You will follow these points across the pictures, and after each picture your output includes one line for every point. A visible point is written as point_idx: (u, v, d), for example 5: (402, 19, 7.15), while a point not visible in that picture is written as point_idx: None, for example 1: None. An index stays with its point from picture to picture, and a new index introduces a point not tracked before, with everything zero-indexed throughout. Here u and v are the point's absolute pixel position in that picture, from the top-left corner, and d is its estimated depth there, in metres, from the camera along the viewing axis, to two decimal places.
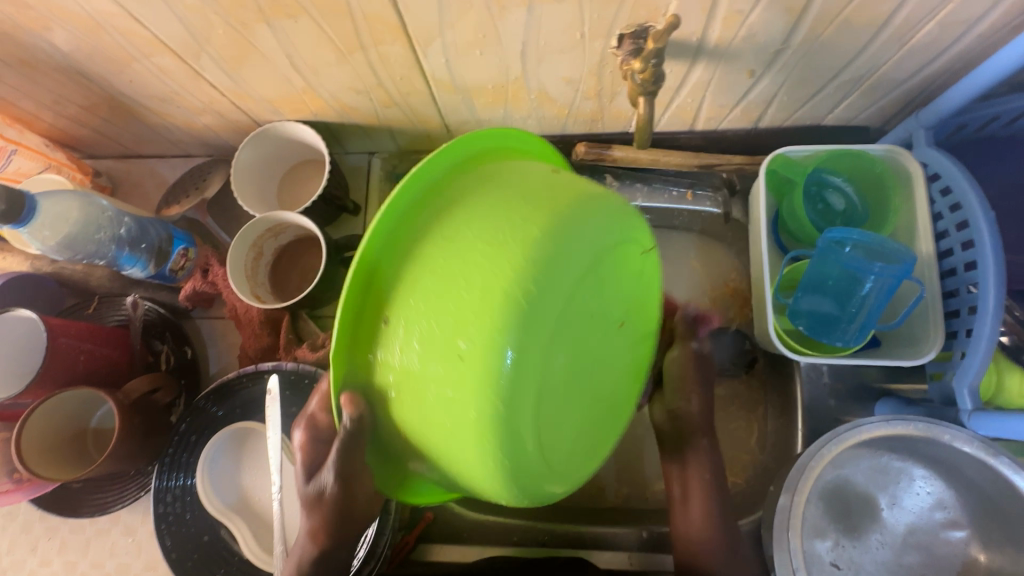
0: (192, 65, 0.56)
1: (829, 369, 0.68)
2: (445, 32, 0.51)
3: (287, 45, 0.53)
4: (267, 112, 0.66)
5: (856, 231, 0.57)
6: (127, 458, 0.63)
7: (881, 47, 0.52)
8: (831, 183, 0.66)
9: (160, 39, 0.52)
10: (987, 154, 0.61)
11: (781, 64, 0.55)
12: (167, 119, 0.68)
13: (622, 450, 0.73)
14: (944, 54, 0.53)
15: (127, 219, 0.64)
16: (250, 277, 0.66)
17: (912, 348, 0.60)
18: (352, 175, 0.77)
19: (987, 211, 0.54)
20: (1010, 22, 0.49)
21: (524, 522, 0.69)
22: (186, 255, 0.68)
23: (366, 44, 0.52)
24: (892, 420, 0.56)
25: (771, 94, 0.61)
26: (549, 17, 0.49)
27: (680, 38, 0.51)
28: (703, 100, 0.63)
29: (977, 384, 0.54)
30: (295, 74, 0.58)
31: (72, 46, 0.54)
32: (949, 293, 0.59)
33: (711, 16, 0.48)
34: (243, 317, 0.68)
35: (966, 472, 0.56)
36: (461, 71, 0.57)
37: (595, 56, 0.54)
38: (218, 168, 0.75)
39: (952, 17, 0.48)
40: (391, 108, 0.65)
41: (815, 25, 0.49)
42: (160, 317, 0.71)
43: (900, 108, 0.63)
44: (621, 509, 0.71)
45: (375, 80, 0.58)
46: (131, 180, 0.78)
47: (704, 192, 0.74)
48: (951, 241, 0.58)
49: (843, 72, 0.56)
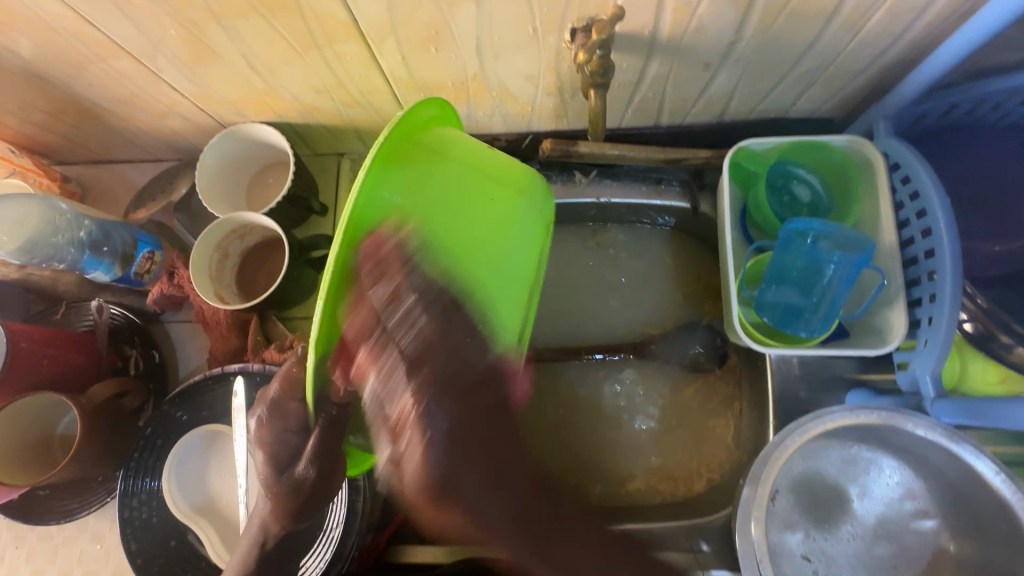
0: (150, 66, 0.56)
1: (799, 361, 0.67)
2: (398, 29, 0.51)
3: (241, 44, 0.53)
4: (231, 114, 0.66)
5: (817, 222, 0.58)
6: (92, 462, 0.62)
7: (833, 37, 0.53)
8: (796, 174, 0.65)
9: (114, 40, 0.52)
10: (947, 142, 0.61)
11: (736, 56, 0.56)
12: (132, 123, 0.68)
13: (597, 447, 0.73)
14: (896, 43, 0.53)
15: (88, 222, 0.64)
16: (215, 279, 0.66)
17: (878, 337, 0.60)
18: (321, 176, 0.77)
19: (944, 200, 0.54)
20: (957, 10, 0.49)
21: None
22: (152, 258, 0.68)
23: (320, 43, 0.53)
24: (855, 409, 0.56)
25: (730, 86, 0.61)
26: (499, 13, 0.49)
27: (631, 31, 0.51)
28: (664, 94, 0.63)
29: (939, 370, 0.55)
30: (254, 74, 0.58)
31: (30, 50, 0.54)
32: (912, 281, 0.59)
33: (660, 8, 0.48)
34: (209, 319, 0.68)
35: (933, 461, 0.55)
36: (419, 69, 0.57)
37: (550, 51, 0.54)
38: (187, 172, 0.75)
39: (899, 6, 0.49)
40: (354, 108, 0.65)
41: (764, 15, 0.50)
42: (128, 322, 0.71)
43: (861, 99, 0.64)
44: (595, 506, 0.71)
45: (334, 79, 0.59)
46: (101, 185, 0.78)
47: (672, 187, 0.74)
48: (912, 229, 0.58)
49: (798, 63, 0.57)
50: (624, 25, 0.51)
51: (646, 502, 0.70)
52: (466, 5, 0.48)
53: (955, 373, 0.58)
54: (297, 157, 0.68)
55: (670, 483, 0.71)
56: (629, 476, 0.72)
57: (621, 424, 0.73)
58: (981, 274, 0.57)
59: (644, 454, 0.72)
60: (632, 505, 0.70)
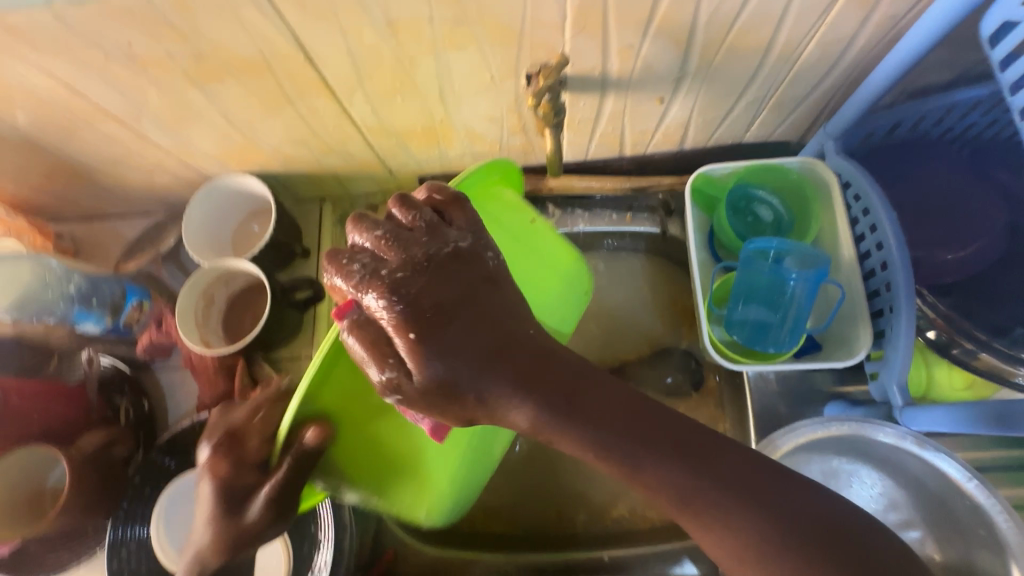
0: (136, 128, 0.60)
1: (776, 377, 0.67)
2: (365, 83, 0.54)
3: (220, 105, 0.57)
4: (215, 167, 0.70)
5: (775, 239, 0.61)
6: (80, 513, 0.62)
7: (773, 69, 0.56)
8: (757, 197, 0.68)
9: (101, 107, 0.56)
10: (896, 156, 0.63)
11: (685, 90, 0.59)
12: (122, 180, 0.72)
13: (580, 476, 0.73)
14: (833, 69, 0.57)
15: (78, 277, 0.67)
16: (201, 325, 0.68)
17: (847, 349, 0.62)
18: (305, 220, 0.80)
19: (890, 215, 0.57)
20: (882, 40, 0.53)
21: (490, 555, 0.69)
22: (140, 308, 0.70)
23: (294, 99, 0.56)
24: (826, 420, 0.57)
25: (686, 116, 0.65)
26: (456, 64, 0.52)
27: (582, 73, 0.55)
28: (624, 127, 0.66)
29: (906, 380, 0.56)
30: (234, 130, 0.61)
31: (21, 120, 0.58)
32: (873, 292, 0.61)
33: (606, 52, 0.52)
34: (196, 365, 0.69)
35: (909, 469, 0.56)
36: (388, 117, 0.61)
37: (510, 95, 0.58)
38: (175, 224, 0.78)
39: (828, 38, 0.52)
40: (331, 155, 0.68)
41: (704, 53, 0.53)
42: (118, 371, 0.73)
43: (810, 123, 0.67)
44: (579, 536, 0.71)
45: (310, 131, 0.62)
46: (94, 240, 0.81)
47: (643, 213, 0.76)
48: (868, 242, 0.61)
49: (745, 92, 0.60)
50: (575, 67, 0.54)
51: (632, 529, 0.70)
52: (425, 58, 0.51)
53: (923, 382, 0.59)
54: (278, 202, 0.71)
55: (657, 508, 0.71)
56: (613, 503, 0.72)
57: None
58: (938, 282, 0.59)
59: (628, 482, 0.72)
60: (618, 532, 0.70)
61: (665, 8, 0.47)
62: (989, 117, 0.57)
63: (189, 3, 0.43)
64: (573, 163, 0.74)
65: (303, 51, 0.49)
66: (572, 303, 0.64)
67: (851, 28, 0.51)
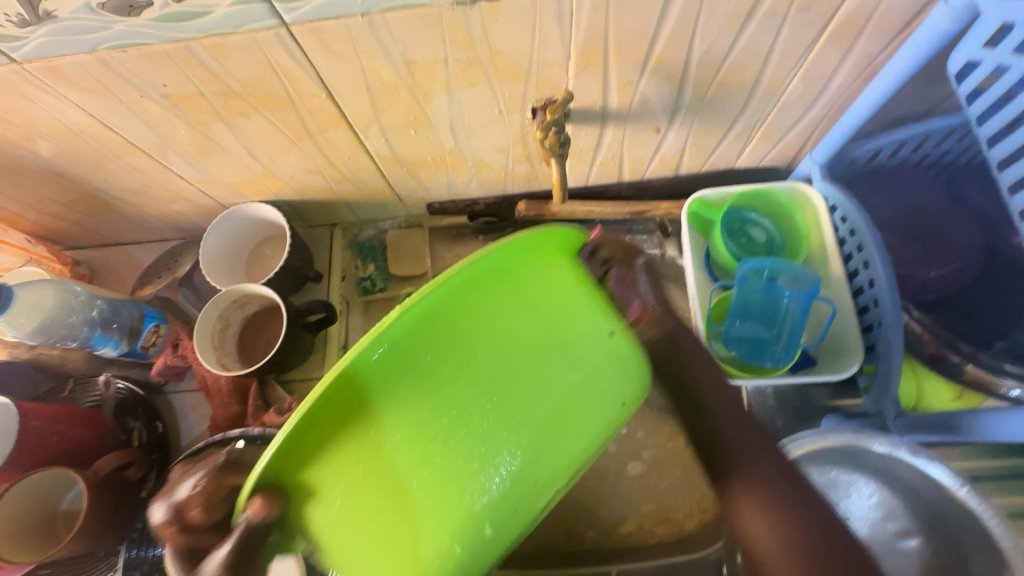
0: (161, 160, 0.63)
1: (773, 391, 0.70)
2: (381, 117, 0.58)
3: (244, 138, 0.60)
4: (232, 195, 0.73)
5: (769, 260, 0.65)
6: (95, 535, 0.63)
7: (760, 101, 0.60)
8: (750, 219, 0.71)
9: (130, 140, 0.59)
10: (878, 181, 0.67)
11: (679, 121, 0.63)
12: (141, 208, 0.74)
13: (588, 494, 0.74)
14: (817, 101, 0.61)
15: (100, 301, 0.69)
16: (217, 347, 0.70)
17: (840, 362, 0.65)
18: (316, 246, 0.83)
19: (875, 236, 0.61)
20: (860, 75, 0.57)
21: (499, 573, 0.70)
22: (157, 332, 0.72)
23: (313, 132, 0.60)
24: (822, 431, 0.59)
25: (681, 145, 0.69)
26: (467, 100, 0.56)
27: (584, 106, 0.59)
28: (623, 155, 0.70)
29: (896, 390, 0.59)
30: (254, 161, 0.65)
31: (51, 153, 0.61)
32: (862, 308, 0.64)
33: (606, 87, 0.56)
34: (211, 387, 0.71)
35: (904, 478, 0.58)
36: (401, 148, 0.64)
37: (516, 127, 0.62)
38: (191, 250, 0.81)
39: (810, 74, 0.56)
40: (344, 183, 0.72)
41: (697, 87, 0.57)
42: (132, 394, 0.73)
43: (797, 150, 0.71)
44: (587, 553, 0.71)
45: (326, 161, 0.66)
46: (110, 267, 0.83)
47: (641, 236, 0.80)
48: (856, 261, 0.64)
49: (735, 122, 0.64)
50: (577, 102, 0.58)
51: (642, 545, 0.71)
52: (438, 95, 0.55)
53: (914, 393, 0.62)
54: (292, 228, 0.74)
55: (664, 525, 0.72)
56: (621, 520, 0.73)
57: (611, 467, 0.76)
58: (923, 299, 0.63)
59: (635, 499, 0.74)
60: (627, 549, 0.71)
61: (661, 48, 0.51)
62: (963, 143, 0.62)
63: (223, 48, 0.46)
64: (574, 189, 0.78)
65: (326, 89, 0.53)
66: (623, 378, 0.42)
67: (831, 65, 0.55)
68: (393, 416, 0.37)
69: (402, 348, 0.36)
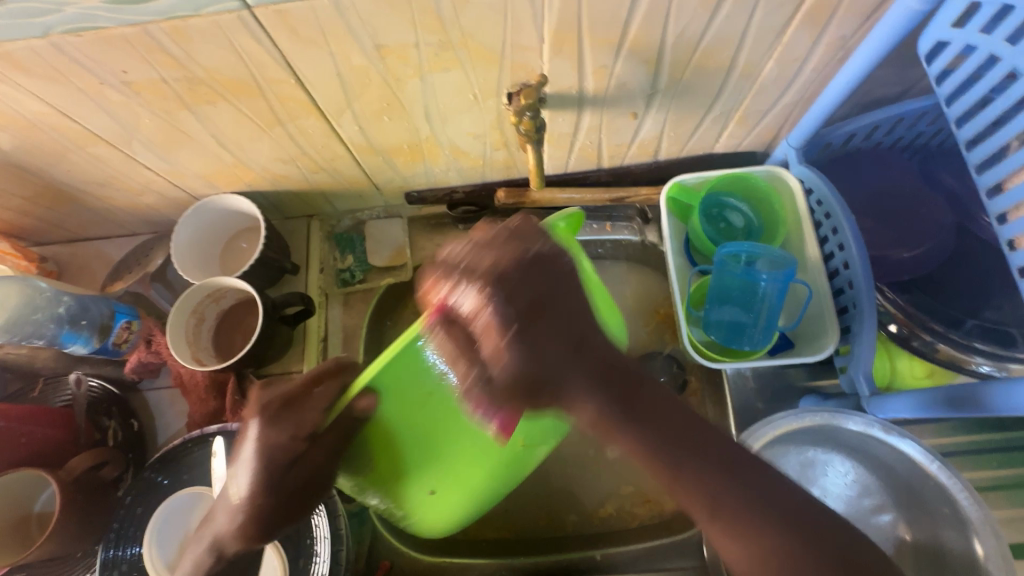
0: (126, 151, 0.61)
1: (753, 374, 0.71)
2: (353, 103, 0.57)
3: (211, 127, 0.58)
4: (203, 187, 0.71)
5: (746, 244, 0.65)
6: (69, 536, 0.62)
7: (736, 85, 0.60)
8: (728, 204, 0.72)
9: (93, 131, 0.57)
10: (853, 164, 0.68)
11: (656, 105, 0.63)
12: (109, 202, 0.72)
13: (571, 481, 0.75)
14: (792, 84, 0.61)
15: (67, 298, 0.67)
16: (192, 342, 0.68)
17: (817, 343, 0.66)
18: (293, 237, 0.81)
19: (850, 218, 0.61)
20: (834, 57, 0.57)
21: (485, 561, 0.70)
22: (129, 327, 0.70)
23: (284, 120, 0.58)
24: (799, 411, 0.60)
25: (659, 130, 0.68)
26: (441, 85, 0.55)
27: (560, 91, 0.58)
28: (601, 141, 0.70)
29: (871, 370, 0.60)
30: (224, 150, 0.63)
31: (8, 144, 0.59)
32: (838, 290, 0.65)
33: (582, 71, 0.56)
34: (187, 382, 0.70)
35: (878, 456, 0.60)
36: (376, 136, 0.63)
37: (492, 113, 0.61)
38: (162, 244, 0.78)
39: (785, 56, 0.56)
40: (319, 173, 0.70)
41: (673, 71, 0.57)
42: (106, 393, 0.72)
43: (774, 134, 0.71)
44: (571, 538, 0.72)
45: (299, 150, 0.64)
46: (79, 262, 0.81)
47: (621, 222, 0.79)
48: (831, 244, 0.65)
49: (713, 107, 0.64)
50: (553, 86, 0.57)
51: (624, 529, 0.72)
52: (411, 80, 0.54)
53: (887, 372, 0.63)
54: (267, 220, 0.72)
55: (644, 507, 0.73)
56: (601, 503, 0.74)
57: (592, 453, 0.76)
58: (897, 280, 0.64)
59: (616, 483, 0.75)
60: (610, 533, 0.72)
61: (636, 31, 0.51)
62: (934, 126, 0.63)
63: (185, 32, 0.45)
64: (554, 175, 0.77)
65: (295, 75, 0.52)
66: (568, 348, 0.44)
67: (805, 48, 0.55)
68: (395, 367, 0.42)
69: (418, 331, 0.42)
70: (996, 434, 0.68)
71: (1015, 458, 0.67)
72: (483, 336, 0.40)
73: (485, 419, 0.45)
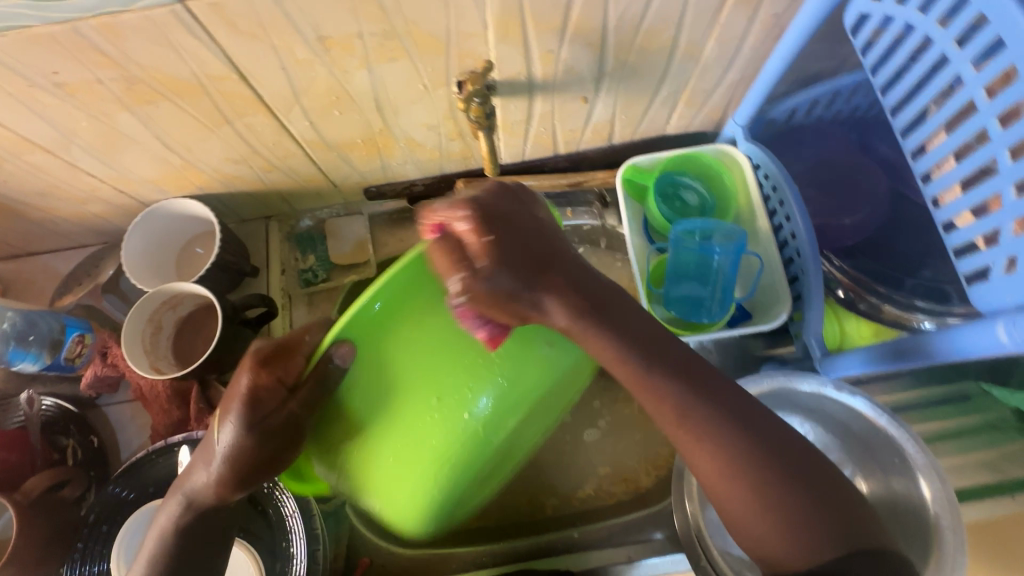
0: (66, 157, 0.59)
1: (715, 347, 0.73)
2: (301, 98, 0.56)
3: (154, 128, 0.57)
4: (153, 192, 0.69)
5: (699, 221, 0.67)
6: (31, 560, 0.60)
7: (681, 65, 0.62)
8: (682, 183, 0.73)
9: (27, 138, 0.55)
10: (796, 138, 0.70)
11: (606, 89, 0.64)
12: (53, 213, 0.69)
13: (547, 466, 0.76)
14: (733, 63, 0.63)
15: (12, 313, 0.63)
16: (149, 351, 0.67)
17: (771, 312, 0.68)
18: (251, 240, 0.80)
19: (794, 190, 0.64)
20: (769, 36, 0.60)
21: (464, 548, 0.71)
22: (83, 341, 0.68)
23: (230, 118, 0.57)
24: (757, 377, 0.62)
25: (610, 114, 0.70)
26: (389, 76, 0.55)
27: (510, 78, 0.59)
28: (555, 127, 0.71)
29: (821, 333, 0.63)
30: (170, 152, 0.61)
31: None
32: (789, 259, 0.68)
33: (529, 57, 0.56)
34: (148, 394, 0.68)
35: (833, 414, 0.63)
36: (328, 131, 0.63)
37: (444, 102, 0.61)
38: (114, 254, 0.76)
39: (723, 35, 0.58)
40: (273, 172, 0.69)
41: (618, 54, 0.58)
42: (62, 411, 0.69)
43: (721, 114, 0.74)
44: (549, 520, 0.74)
45: (250, 149, 0.63)
46: (25, 279, 0.77)
47: (581, 208, 0.81)
48: (780, 216, 0.68)
49: (660, 88, 0.66)
50: (502, 73, 0.58)
51: (601, 507, 0.74)
52: (357, 72, 0.54)
53: (836, 335, 0.66)
54: (222, 222, 0.71)
55: (620, 484, 0.75)
56: (579, 485, 0.75)
57: (565, 437, 0.77)
58: (843, 245, 0.67)
59: (590, 465, 0.76)
60: (587, 512, 0.74)
61: (577, 15, 0.52)
62: (868, 98, 0.66)
63: (118, 30, 0.43)
64: (512, 164, 0.78)
65: (237, 70, 0.51)
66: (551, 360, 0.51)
67: (742, 26, 0.57)
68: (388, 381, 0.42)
69: (387, 318, 0.40)
70: (938, 386, 0.74)
71: (954, 409, 0.73)
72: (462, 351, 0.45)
73: (483, 406, 0.47)
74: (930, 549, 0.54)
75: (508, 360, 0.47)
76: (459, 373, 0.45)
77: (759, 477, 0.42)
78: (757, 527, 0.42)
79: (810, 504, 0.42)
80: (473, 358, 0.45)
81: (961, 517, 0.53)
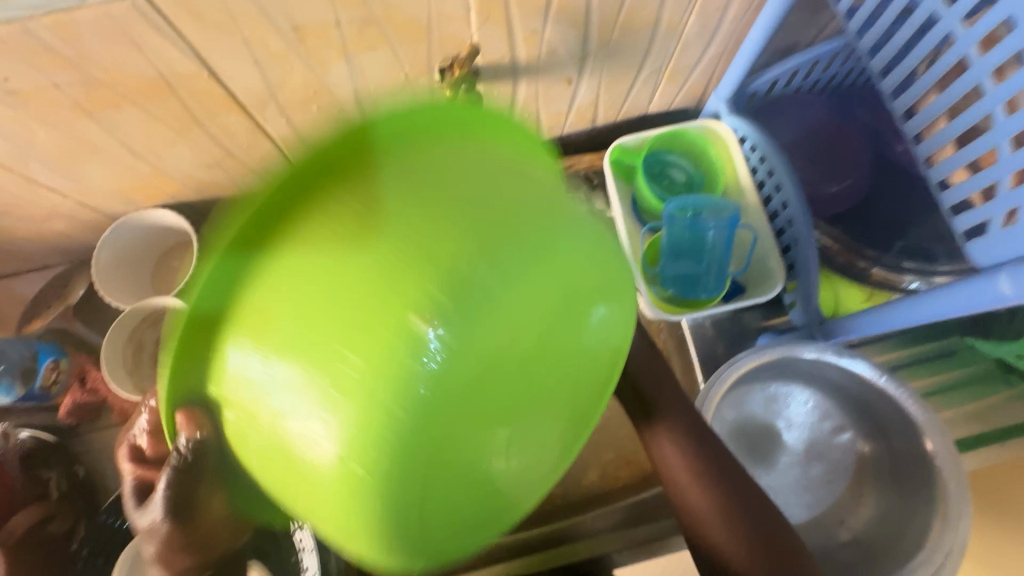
0: (22, 173, 0.55)
1: (711, 322, 0.74)
2: (277, 94, 0.53)
3: (119, 134, 0.53)
4: (121, 205, 0.65)
5: (691, 197, 0.67)
6: None
7: (664, 41, 0.61)
8: (669, 161, 0.73)
9: None
10: (778, 110, 0.71)
11: (589, 69, 0.63)
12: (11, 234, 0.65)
13: None
14: (715, 36, 0.63)
15: None
16: (133, 372, 0.63)
17: (766, 283, 0.69)
18: None
19: (783, 158, 0.65)
20: (750, 7, 0.59)
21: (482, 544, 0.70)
22: (57, 367, 0.64)
23: (201, 119, 0.54)
24: (761, 348, 0.62)
25: (594, 94, 0.69)
26: (368, 65, 0.53)
27: (493, 62, 0.57)
28: (539, 111, 0.69)
29: (817, 298, 0.65)
30: (138, 160, 0.58)
31: None
32: (779, 229, 0.69)
33: (511, 39, 0.55)
34: (134, 417, 0.66)
35: (834, 380, 0.64)
36: (305, 128, 0.60)
37: None
38: (81, 273, 0.71)
39: (705, 9, 0.58)
40: (248, 175, 0.66)
41: (601, 33, 0.57)
42: (41, 442, 0.65)
43: (703, 89, 0.74)
44: (561, 509, 0.73)
45: (223, 151, 0.60)
46: None
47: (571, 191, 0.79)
48: (769, 187, 0.69)
49: (643, 66, 0.65)
50: (484, 57, 0.56)
51: (609, 491, 0.74)
52: (335, 63, 0.51)
53: (831, 302, 0.67)
54: (198, 231, 0.67)
55: (626, 468, 0.75)
56: (584, 472, 0.75)
57: None
58: (831, 213, 0.68)
59: (596, 450, 0.76)
60: (595, 498, 0.74)
61: None
62: (847, 66, 0.66)
63: (75, 29, 0.40)
64: None
65: (207, 67, 0.48)
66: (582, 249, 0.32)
67: None
68: (274, 297, 0.29)
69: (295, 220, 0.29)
70: (925, 344, 0.76)
71: (939, 365, 0.76)
72: (441, 213, 0.29)
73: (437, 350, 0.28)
74: (936, 502, 0.55)
75: (493, 241, 0.29)
76: (411, 274, 0.28)
77: (698, 461, 0.48)
78: (693, 501, 0.46)
79: (742, 503, 0.46)
80: (442, 243, 0.28)
81: (962, 465, 0.55)
